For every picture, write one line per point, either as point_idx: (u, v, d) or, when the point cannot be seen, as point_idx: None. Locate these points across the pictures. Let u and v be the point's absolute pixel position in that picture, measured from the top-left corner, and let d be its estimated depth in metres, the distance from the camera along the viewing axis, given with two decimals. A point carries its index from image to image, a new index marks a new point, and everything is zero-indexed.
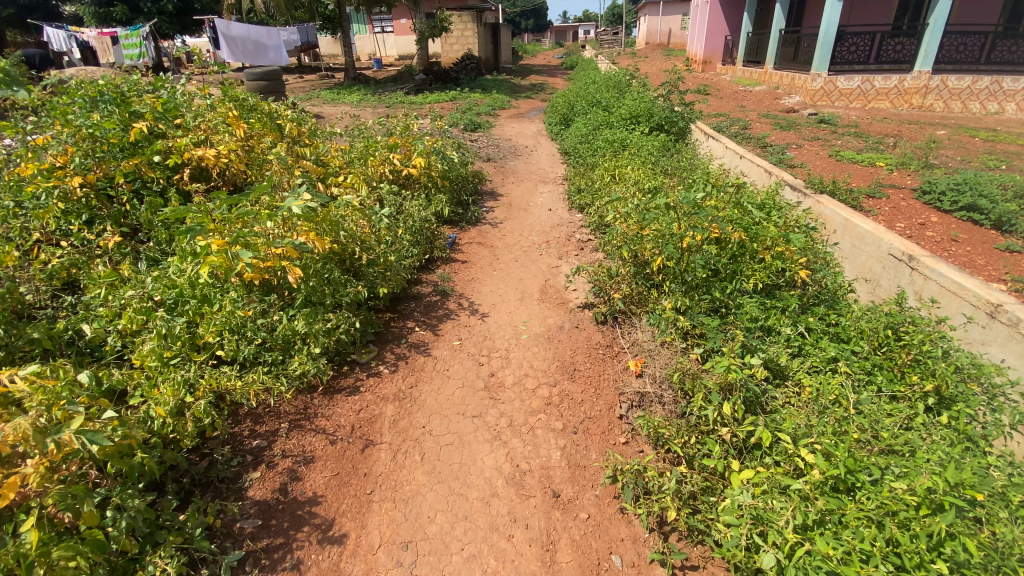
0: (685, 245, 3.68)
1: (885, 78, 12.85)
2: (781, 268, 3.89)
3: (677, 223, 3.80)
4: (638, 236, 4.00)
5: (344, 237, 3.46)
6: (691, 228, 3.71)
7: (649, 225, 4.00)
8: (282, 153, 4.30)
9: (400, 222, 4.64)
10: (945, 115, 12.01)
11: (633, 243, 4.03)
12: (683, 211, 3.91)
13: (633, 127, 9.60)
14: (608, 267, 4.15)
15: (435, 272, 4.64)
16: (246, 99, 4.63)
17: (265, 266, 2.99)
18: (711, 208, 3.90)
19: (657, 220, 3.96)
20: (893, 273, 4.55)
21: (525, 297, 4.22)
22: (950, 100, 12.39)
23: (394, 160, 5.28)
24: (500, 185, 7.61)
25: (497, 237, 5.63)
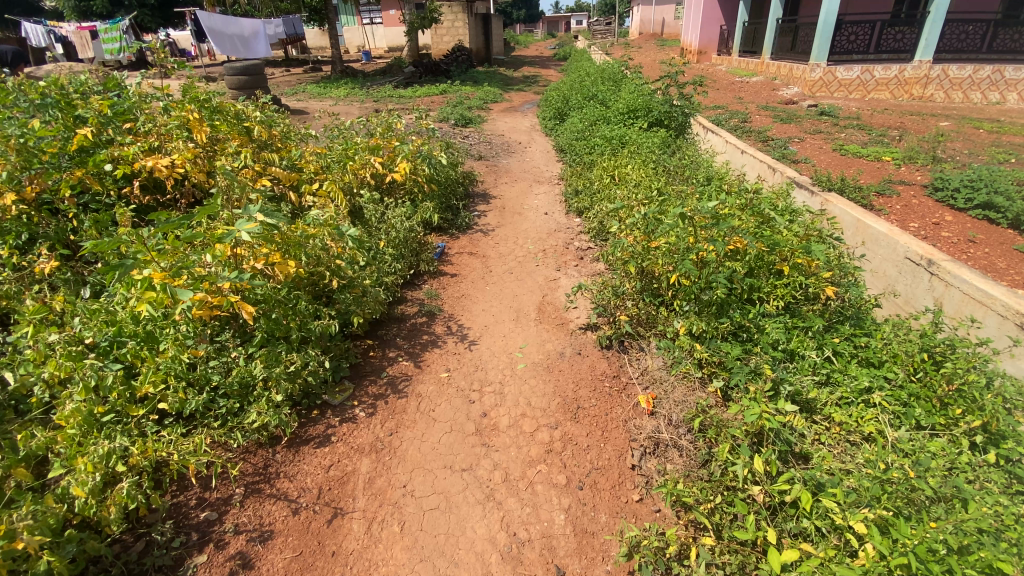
0: (700, 261, 3.27)
1: (886, 67, 12.49)
2: (804, 284, 3.50)
3: (691, 236, 3.39)
4: (646, 250, 3.61)
5: (310, 260, 3.08)
6: (706, 241, 3.31)
7: (658, 238, 3.60)
8: (247, 161, 3.88)
9: (381, 234, 4.25)
10: (947, 105, 11.68)
11: (640, 257, 3.64)
12: (697, 222, 3.51)
13: (630, 122, 9.21)
14: (612, 284, 3.75)
15: (422, 288, 4.25)
16: (210, 100, 4.17)
17: (216, 303, 2.61)
18: (727, 219, 3.52)
19: (667, 231, 3.56)
20: (911, 278, 4.23)
21: (520, 317, 3.83)
22: (951, 90, 12.06)
23: (377, 164, 4.85)
24: (492, 186, 7.18)
25: (490, 245, 5.24)
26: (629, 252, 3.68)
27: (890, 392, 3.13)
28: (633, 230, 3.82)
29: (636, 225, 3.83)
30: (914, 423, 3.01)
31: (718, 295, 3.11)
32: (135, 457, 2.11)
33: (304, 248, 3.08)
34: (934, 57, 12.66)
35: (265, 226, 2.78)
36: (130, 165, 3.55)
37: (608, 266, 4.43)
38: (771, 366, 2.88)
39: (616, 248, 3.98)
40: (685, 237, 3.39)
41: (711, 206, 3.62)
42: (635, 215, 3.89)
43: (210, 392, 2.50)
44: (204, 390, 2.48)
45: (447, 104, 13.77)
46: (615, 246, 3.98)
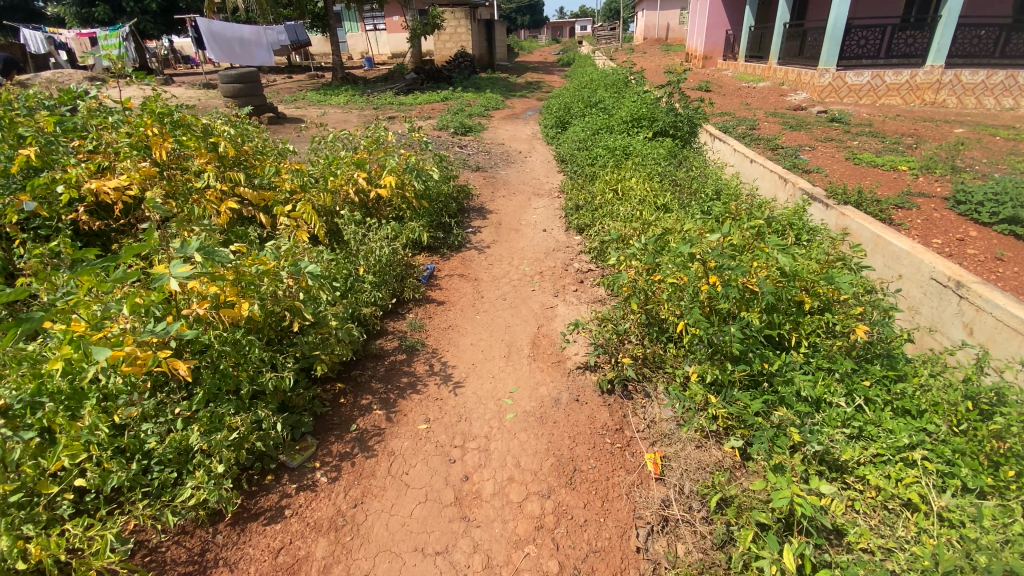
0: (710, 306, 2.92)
1: (896, 73, 12.08)
2: (830, 321, 3.10)
3: (702, 272, 3.01)
4: (651, 285, 3.23)
5: (268, 299, 2.71)
6: (718, 282, 2.90)
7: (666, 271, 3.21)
8: (211, 182, 3.55)
9: (361, 259, 3.88)
10: (960, 111, 11.26)
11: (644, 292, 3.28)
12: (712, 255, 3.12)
13: (634, 130, 8.86)
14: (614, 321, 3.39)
15: (405, 317, 3.89)
16: (172, 114, 3.81)
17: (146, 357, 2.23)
18: (742, 253, 3.13)
19: (675, 265, 3.18)
20: (938, 302, 3.84)
21: (511, 353, 3.45)
22: (964, 96, 11.67)
23: (359, 180, 4.50)
24: (489, 200, 6.80)
25: (483, 266, 4.86)
26: (631, 286, 3.31)
27: (931, 448, 2.69)
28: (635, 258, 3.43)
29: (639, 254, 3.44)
30: (960, 486, 2.56)
31: (735, 342, 2.71)
32: (41, 552, 1.80)
33: (260, 285, 2.71)
34: (946, 62, 12.24)
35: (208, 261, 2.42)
36: (77, 188, 3.22)
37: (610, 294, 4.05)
38: (797, 424, 2.49)
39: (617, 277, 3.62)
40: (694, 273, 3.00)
41: (723, 236, 3.24)
42: (637, 242, 3.52)
43: (144, 461, 2.17)
44: (136, 460, 2.15)
45: (447, 111, 13.43)
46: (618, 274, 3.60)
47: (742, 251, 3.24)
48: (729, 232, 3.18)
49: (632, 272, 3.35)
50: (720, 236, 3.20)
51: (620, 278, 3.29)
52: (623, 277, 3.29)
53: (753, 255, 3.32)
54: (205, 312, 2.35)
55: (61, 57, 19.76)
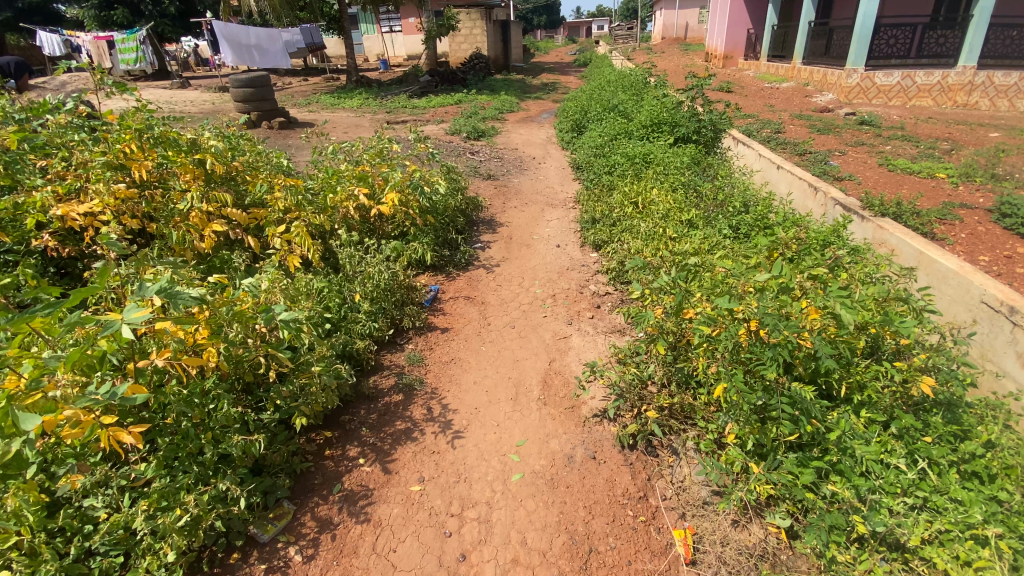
0: (752, 369, 2.55)
1: (928, 72, 11.42)
2: (887, 370, 2.66)
3: (743, 317, 2.63)
4: (681, 326, 2.87)
5: (241, 347, 2.39)
6: (768, 337, 2.48)
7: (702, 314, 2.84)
8: (194, 203, 3.24)
9: (356, 285, 3.55)
10: (995, 114, 10.60)
11: (672, 334, 2.93)
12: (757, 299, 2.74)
13: (653, 136, 8.44)
14: (636, 364, 3.03)
15: (403, 348, 3.55)
16: (154, 129, 3.51)
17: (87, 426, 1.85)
18: (788, 296, 2.74)
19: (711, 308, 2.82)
20: (991, 332, 3.36)
21: (519, 395, 3.09)
22: (997, 98, 10.98)
23: (360, 197, 4.19)
24: (500, 211, 6.44)
25: (491, 287, 4.51)
26: (658, 327, 2.95)
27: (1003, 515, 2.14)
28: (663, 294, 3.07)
29: (669, 290, 3.07)
30: None
31: (785, 410, 2.34)
32: None
33: (229, 331, 2.37)
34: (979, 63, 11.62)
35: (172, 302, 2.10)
36: (45, 213, 2.97)
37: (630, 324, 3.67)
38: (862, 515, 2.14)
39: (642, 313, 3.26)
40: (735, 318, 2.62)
41: (764, 277, 2.84)
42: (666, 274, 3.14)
43: (84, 543, 1.87)
44: (75, 542, 1.86)
45: (460, 114, 13.09)
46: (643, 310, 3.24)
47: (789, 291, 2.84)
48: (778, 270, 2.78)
49: (658, 310, 2.98)
50: (765, 275, 2.81)
51: (646, 318, 2.93)
52: (650, 317, 2.93)
53: (798, 291, 2.91)
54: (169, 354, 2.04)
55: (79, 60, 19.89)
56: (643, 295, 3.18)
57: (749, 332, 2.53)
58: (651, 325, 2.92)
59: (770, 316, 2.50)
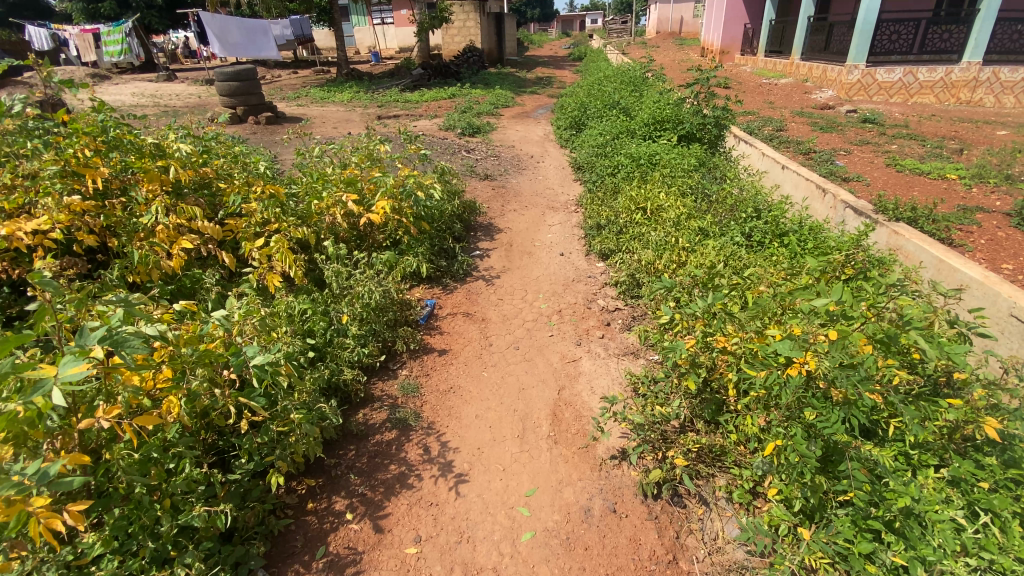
0: (807, 413, 2.23)
1: (931, 69, 11.18)
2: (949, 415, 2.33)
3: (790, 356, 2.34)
4: (713, 358, 2.59)
5: (211, 393, 2.03)
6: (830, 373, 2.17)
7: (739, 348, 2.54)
8: (159, 217, 2.94)
9: (344, 304, 3.22)
10: (999, 111, 10.36)
11: (704, 367, 2.62)
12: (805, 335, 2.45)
13: (656, 135, 8.15)
14: (658, 398, 2.72)
15: (397, 373, 3.22)
16: (108, 136, 3.22)
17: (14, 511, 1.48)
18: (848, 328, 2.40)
19: (752, 343, 2.51)
20: (1019, 344, 3.16)
21: (527, 432, 2.78)
22: (1003, 95, 10.75)
23: (349, 205, 3.85)
24: (498, 215, 6.09)
25: (491, 301, 4.18)
26: (688, 360, 2.62)
27: None
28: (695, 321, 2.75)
29: (699, 316, 2.75)
30: None
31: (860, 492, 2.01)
32: None
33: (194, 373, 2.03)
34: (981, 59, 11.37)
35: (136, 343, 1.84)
36: None
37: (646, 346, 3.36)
38: None
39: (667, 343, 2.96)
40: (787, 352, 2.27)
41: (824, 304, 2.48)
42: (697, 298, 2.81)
43: None
44: None
45: (454, 110, 12.70)
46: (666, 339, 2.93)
47: (845, 318, 2.52)
48: (835, 297, 2.45)
49: (689, 339, 2.66)
50: (820, 301, 2.47)
51: (677, 350, 2.59)
52: (681, 350, 2.59)
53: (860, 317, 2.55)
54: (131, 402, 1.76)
55: (69, 52, 19.94)
56: (670, 321, 2.86)
57: (800, 373, 2.21)
58: (682, 358, 2.59)
59: (828, 357, 2.19)
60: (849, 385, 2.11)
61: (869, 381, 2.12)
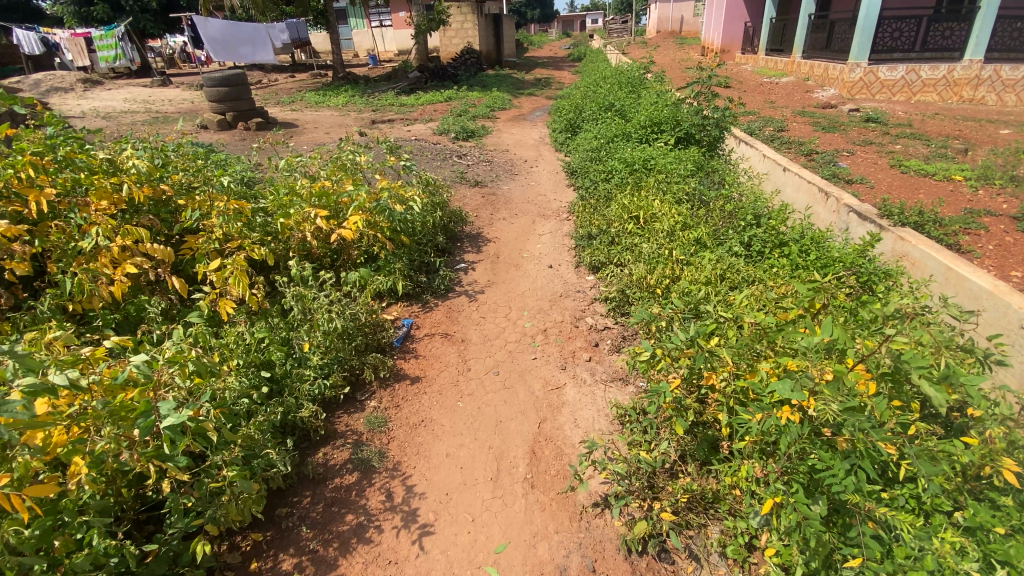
0: (809, 459, 1.98)
1: (933, 66, 10.88)
2: (973, 462, 2.07)
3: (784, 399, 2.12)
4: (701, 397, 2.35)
5: (121, 452, 1.78)
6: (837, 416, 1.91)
7: (729, 387, 2.31)
8: (101, 240, 2.70)
9: (306, 330, 2.98)
10: (1004, 109, 10.04)
11: (694, 405, 2.37)
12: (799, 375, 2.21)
13: (652, 138, 7.91)
14: (645, 440, 2.46)
15: (364, 404, 2.98)
16: (53, 150, 2.98)
17: None
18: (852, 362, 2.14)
19: (744, 381, 2.27)
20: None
21: (501, 474, 2.53)
22: (1005, 92, 10.33)
23: (318, 220, 3.63)
24: (487, 224, 5.85)
25: (473, 319, 3.94)
26: (673, 404, 2.38)
27: None
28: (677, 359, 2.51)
29: (683, 349, 2.51)
30: None
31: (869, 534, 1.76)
32: None
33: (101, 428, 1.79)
34: (985, 56, 11.09)
35: (32, 398, 1.63)
36: None
37: (636, 371, 3.11)
38: None
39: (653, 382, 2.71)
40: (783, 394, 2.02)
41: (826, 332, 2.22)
42: (685, 327, 2.57)
43: None
44: None
45: (449, 113, 12.46)
46: (652, 371, 2.68)
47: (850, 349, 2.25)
48: (828, 335, 2.16)
49: (676, 374, 2.42)
50: (811, 341, 2.18)
51: (661, 392, 2.34)
52: (666, 393, 2.34)
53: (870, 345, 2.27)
54: (24, 469, 1.56)
55: (64, 58, 19.87)
56: (651, 356, 2.61)
57: (799, 419, 1.96)
58: (668, 404, 2.35)
59: (832, 399, 1.94)
60: (856, 434, 1.87)
61: (878, 428, 1.87)
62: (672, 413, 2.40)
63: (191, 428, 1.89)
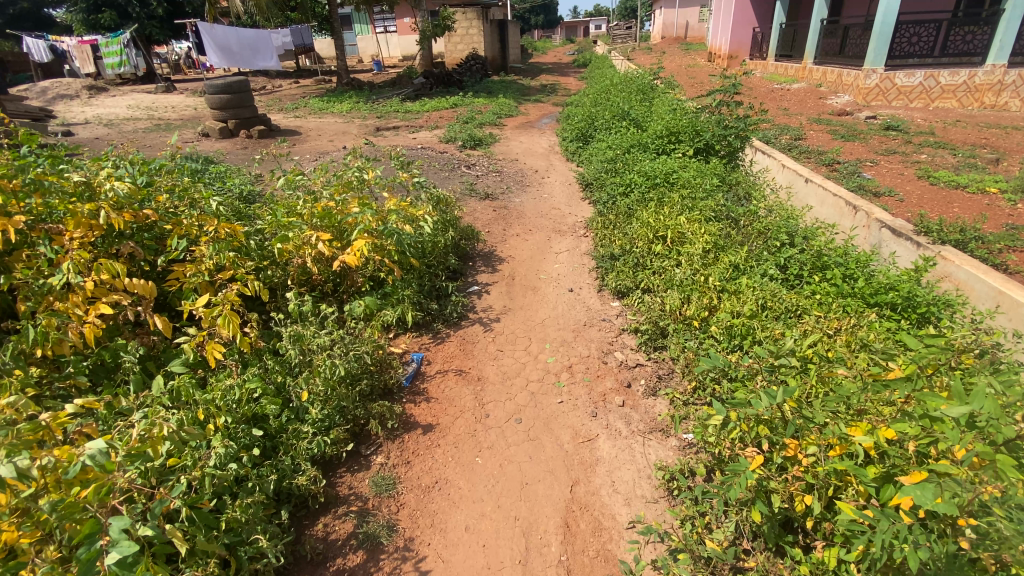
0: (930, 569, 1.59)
1: (952, 71, 10.46)
2: None
3: (887, 484, 1.79)
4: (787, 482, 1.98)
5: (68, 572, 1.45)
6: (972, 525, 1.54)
7: (818, 464, 1.94)
8: (71, 275, 2.34)
9: (305, 379, 2.62)
10: None
11: (776, 488, 2.00)
12: (899, 451, 1.86)
13: (669, 147, 7.55)
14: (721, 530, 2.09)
15: (368, 461, 2.61)
16: (20, 171, 2.62)
17: None
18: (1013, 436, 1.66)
19: (833, 459, 1.91)
20: None
21: (530, 555, 2.20)
22: None
23: (320, 245, 3.28)
24: (499, 241, 5.49)
25: (490, 352, 3.57)
26: (757, 484, 2.04)
27: None
28: (753, 428, 2.14)
29: (762, 417, 2.12)
30: None
31: None
32: None
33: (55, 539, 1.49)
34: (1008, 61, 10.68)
35: None
36: None
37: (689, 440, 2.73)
38: None
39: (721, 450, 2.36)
40: (896, 496, 1.67)
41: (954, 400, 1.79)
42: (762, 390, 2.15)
43: None
44: None
45: (455, 120, 12.14)
46: (712, 435, 2.33)
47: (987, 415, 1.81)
48: (976, 406, 1.66)
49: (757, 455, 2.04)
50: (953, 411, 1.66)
51: (742, 474, 1.96)
52: (746, 473, 1.97)
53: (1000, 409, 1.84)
54: None
55: (71, 65, 19.81)
56: (725, 420, 2.24)
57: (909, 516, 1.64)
58: (747, 484, 2.00)
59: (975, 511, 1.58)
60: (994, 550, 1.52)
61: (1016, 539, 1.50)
62: (745, 493, 2.06)
63: (150, 545, 1.55)
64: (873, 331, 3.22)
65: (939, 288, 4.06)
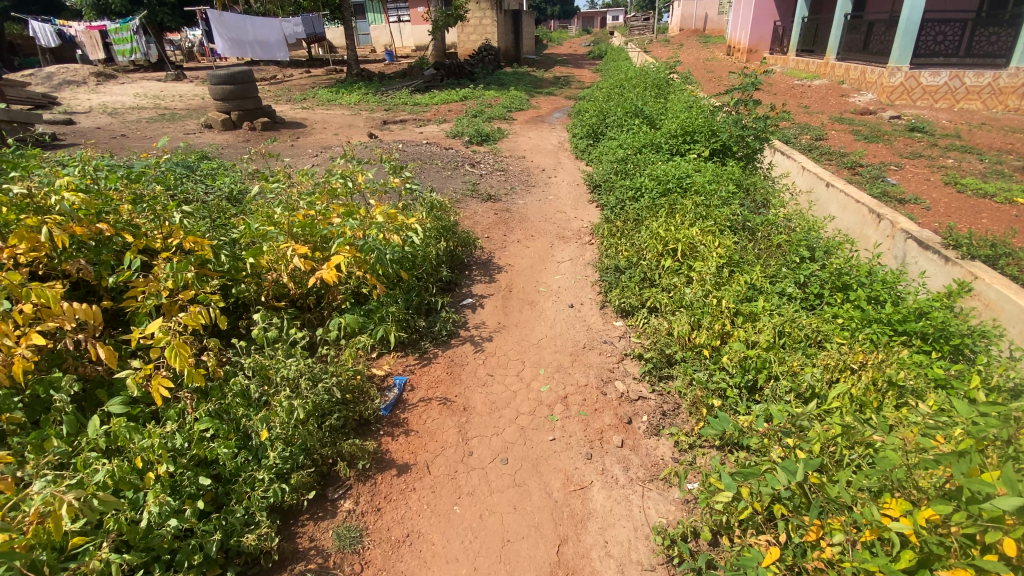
0: None
1: (978, 72, 9.95)
2: None
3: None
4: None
5: None
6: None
7: (844, 557, 1.74)
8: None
9: (265, 416, 2.36)
10: None
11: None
12: (940, 540, 1.56)
13: (683, 148, 7.18)
14: None
15: (333, 509, 2.34)
16: None
17: None
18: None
19: (860, 552, 1.70)
20: None
21: None
22: None
23: (295, 259, 3.02)
24: (498, 248, 5.19)
25: (479, 375, 3.29)
26: None
27: None
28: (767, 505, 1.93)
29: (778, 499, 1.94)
30: None
31: None
32: None
33: None
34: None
35: None
36: None
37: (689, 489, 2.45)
38: None
39: (727, 516, 2.08)
40: None
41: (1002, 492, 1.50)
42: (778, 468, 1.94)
43: None
44: None
45: (464, 113, 11.78)
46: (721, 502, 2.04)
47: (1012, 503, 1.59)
48: None
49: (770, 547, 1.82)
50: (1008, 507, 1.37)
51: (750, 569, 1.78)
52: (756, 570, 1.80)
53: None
54: None
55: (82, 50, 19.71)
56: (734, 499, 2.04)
57: None
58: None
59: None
60: None
61: None
62: None
63: None
64: (902, 367, 2.88)
65: (970, 312, 3.72)
